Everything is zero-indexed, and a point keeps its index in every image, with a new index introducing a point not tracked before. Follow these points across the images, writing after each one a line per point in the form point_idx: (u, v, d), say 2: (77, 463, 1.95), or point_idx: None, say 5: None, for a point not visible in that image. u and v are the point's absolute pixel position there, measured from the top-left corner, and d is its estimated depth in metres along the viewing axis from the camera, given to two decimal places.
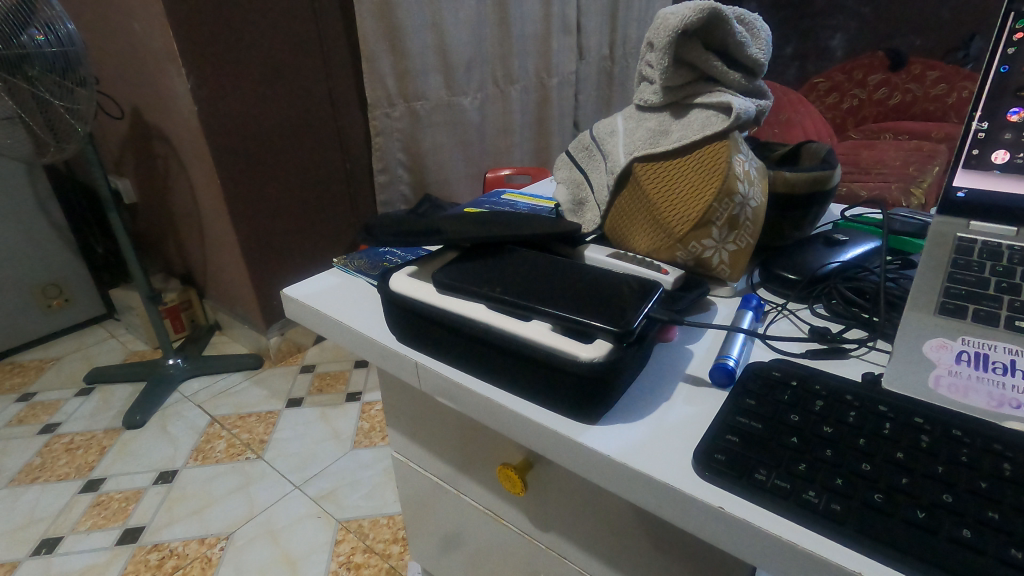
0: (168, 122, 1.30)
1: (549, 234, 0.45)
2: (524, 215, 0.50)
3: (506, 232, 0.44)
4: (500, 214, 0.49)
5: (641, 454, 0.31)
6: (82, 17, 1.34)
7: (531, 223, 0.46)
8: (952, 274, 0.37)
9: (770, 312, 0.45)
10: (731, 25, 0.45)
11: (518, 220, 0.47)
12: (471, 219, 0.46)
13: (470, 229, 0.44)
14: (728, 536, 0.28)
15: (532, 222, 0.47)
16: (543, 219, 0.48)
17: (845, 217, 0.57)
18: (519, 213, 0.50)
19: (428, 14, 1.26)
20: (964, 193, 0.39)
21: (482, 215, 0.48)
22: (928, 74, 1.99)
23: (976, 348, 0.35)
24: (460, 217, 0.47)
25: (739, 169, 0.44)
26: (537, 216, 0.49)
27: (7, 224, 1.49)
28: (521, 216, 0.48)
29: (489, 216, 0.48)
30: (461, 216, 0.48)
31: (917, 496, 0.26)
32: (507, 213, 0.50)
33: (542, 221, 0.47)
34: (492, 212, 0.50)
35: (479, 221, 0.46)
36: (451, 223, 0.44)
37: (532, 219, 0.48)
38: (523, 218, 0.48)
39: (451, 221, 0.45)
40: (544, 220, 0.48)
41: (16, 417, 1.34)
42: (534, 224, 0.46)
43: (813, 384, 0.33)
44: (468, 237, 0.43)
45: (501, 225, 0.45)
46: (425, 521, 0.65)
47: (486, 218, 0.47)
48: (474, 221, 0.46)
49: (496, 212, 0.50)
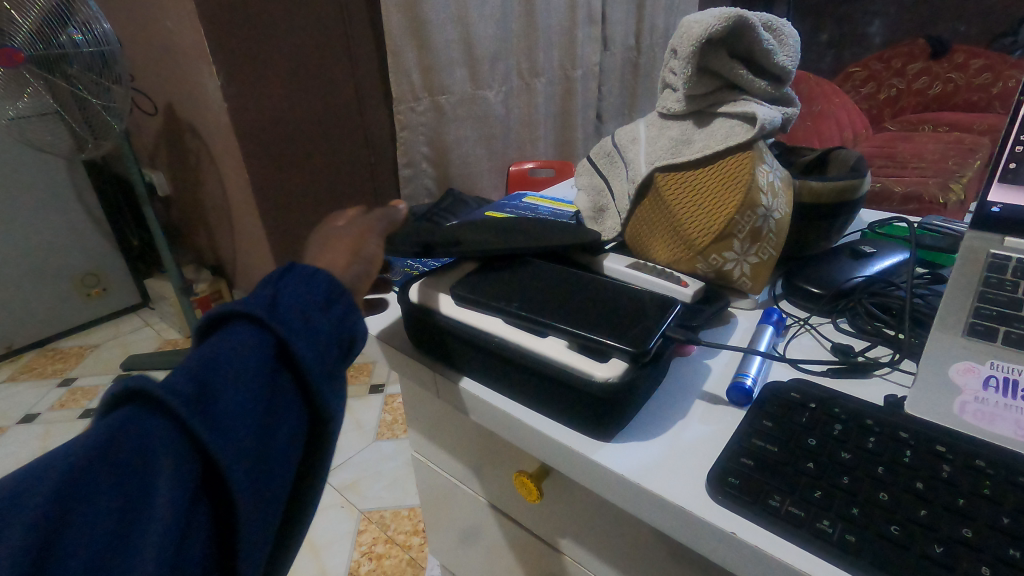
0: (199, 118, 1.33)
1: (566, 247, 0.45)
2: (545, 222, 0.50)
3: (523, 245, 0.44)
4: (519, 222, 0.49)
5: (654, 474, 0.31)
6: (118, 14, 1.37)
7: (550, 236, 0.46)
8: (983, 293, 0.37)
9: (792, 326, 0.45)
10: (758, 33, 0.44)
11: (536, 229, 0.47)
12: (488, 227, 0.47)
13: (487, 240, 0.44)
14: (739, 560, 0.28)
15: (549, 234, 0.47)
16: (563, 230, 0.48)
17: (872, 227, 0.56)
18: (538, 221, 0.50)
19: (453, 8, 1.26)
20: (999, 208, 0.38)
21: (500, 223, 0.48)
22: (971, 63, 1.90)
23: (1006, 373, 0.34)
24: (477, 225, 0.47)
25: (762, 180, 0.43)
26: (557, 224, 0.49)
27: (48, 216, 1.56)
28: (540, 225, 0.48)
29: (508, 223, 0.48)
30: (478, 222, 0.48)
31: (935, 529, 0.26)
32: (526, 220, 0.50)
33: (561, 232, 0.47)
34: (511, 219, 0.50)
35: (496, 230, 0.46)
36: (469, 232, 0.45)
37: (550, 229, 0.48)
38: (543, 227, 0.48)
39: (469, 229, 0.46)
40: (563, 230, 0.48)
41: (58, 401, 1.40)
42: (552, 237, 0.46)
43: (832, 407, 0.33)
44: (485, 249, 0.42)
45: (519, 237, 0.45)
46: (443, 517, 0.66)
47: (503, 227, 0.47)
48: (492, 230, 0.46)
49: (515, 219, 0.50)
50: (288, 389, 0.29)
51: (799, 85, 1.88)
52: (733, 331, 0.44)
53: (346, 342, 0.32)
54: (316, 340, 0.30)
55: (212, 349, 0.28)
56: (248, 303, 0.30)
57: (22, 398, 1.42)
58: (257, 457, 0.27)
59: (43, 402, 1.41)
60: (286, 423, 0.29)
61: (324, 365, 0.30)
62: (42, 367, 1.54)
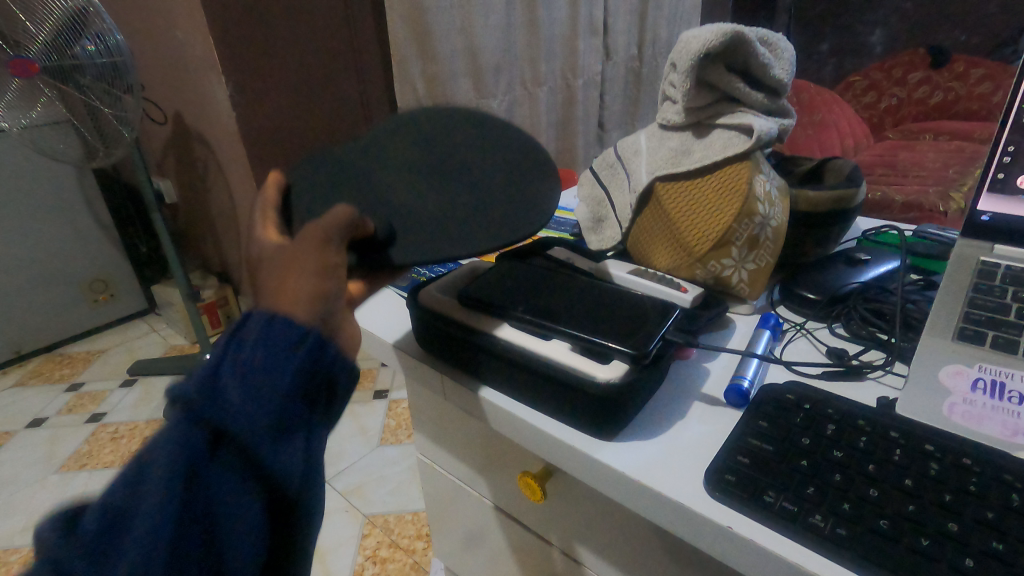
0: (207, 126, 1.35)
1: (531, 196, 0.41)
2: (482, 141, 0.45)
3: (479, 208, 0.40)
4: (454, 154, 0.44)
5: (655, 472, 0.33)
6: (130, 26, 1.40)
7: (501, 183, 0.42)
8: (973, 300, 0.38)
9: (789, 331, 0.46)
10: (754, 48, 0.45)
11: (483, 172, 0.43)
12: (429, 175, 0.42)
13: (438, 210, 0.40)
14: (737, 554, 0.29)
15: (502, 176, 0.43)
16: (515, 160, 0.44)
17: (866, 235, 0.57)
18: (471, 137, 0.45)
19: (458, 19, 1.27)
20: (988, 216, 0.39)
21: (436, 159, 0.43)
22: (971, 72, 1.91)
23: (993, 376, 0.35)
24: (409, 170, 0.43)
25: (759, 189, 0.44)
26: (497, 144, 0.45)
27: (57, 223, 1.58)
28: (480, 159, 0.44)
29: (443, 158, 0.43)
30: (411, 164, 0.43)
31: (923, 524, 0.27)
32: (456, 138, 0.45)
33: (516, 169, 0.43)
34: (441, 142, 0.45)
35: (441, 182, 0.42)
36: (411, 198, 0.41)
37: (496, 166, 0.43)
38: (483, 160, 0.43)
39: (409, 189, 0.41)
40: (517, 164, 0.43)
41: (65, 406, 1.42)
42: (509, 182, 0.42)
43: (826, 408, 0.34)
44: (443, 229, 0.38)
45: (472, 191, 0.41)
46: (449, 520, 0.67)
47: (445, 173, 0.43)
48: (436, 182, 0.42)
49: (442, 142, 0.45)
50: (230, 474, 0.26)
51: (800, 94, 1.89)
52: (731, 336, 0.45)
53: (316, 388, 0.29)
54: (258, 409, 0.27)
55: (147, 452, 0.26)
56: (186, 384, 0.27)
57: (30, 403, 1.44)
58: (177, 569, 0.25)
59: (51, 406, 1.42)
60: (233, 515, 0.26)
61: (277, 432, 0.27)
62: (50, 372, 1.56)
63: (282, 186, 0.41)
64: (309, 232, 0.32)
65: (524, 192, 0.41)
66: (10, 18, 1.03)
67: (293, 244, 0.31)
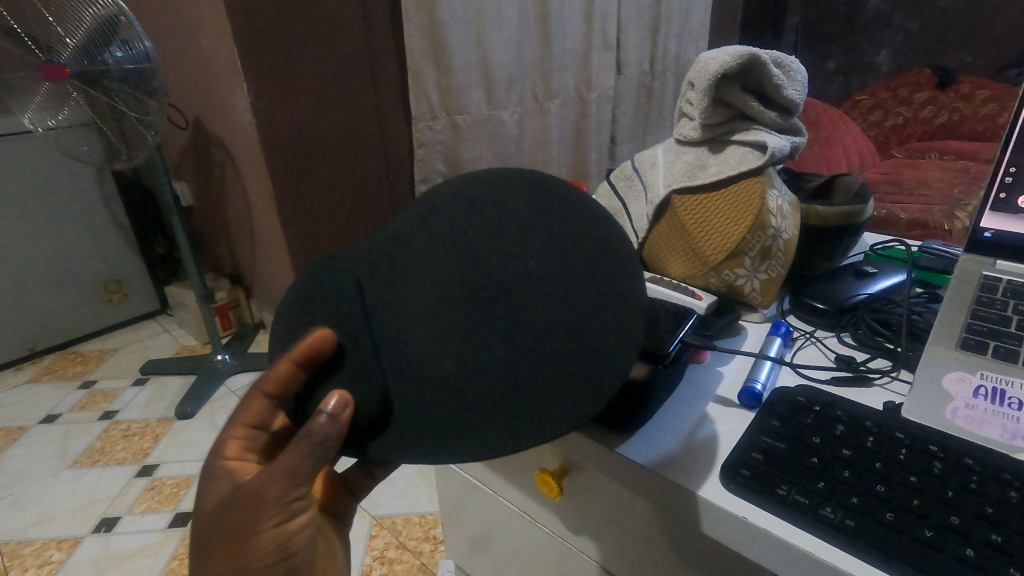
0: (227, 131, 1.39)
1: (576, 335, 0.30)
2: (551, 225, 0.33)
3: (507, 354, 0.30)
4: (508, 248, 0.32)
5: (673, 465, 0.35)
6: (155, 33, 1.45)
7: (548, 309, 0.31)
8: (975, 311, 0.40)
9: (798, 339, 0.48)
10: (769, 70, 0.48)
11: (534, 286, 0.31)
12: (461, 288, 0.31)
13: (459, 355, 0.30)
14: (752, 543, 0.31)
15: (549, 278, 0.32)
16: (578, 270, 0.32)
17: (874, 249, 0.59)
18: (542, 221, 0.33)
19: (472, 31, 1.22)
20: (991, 233, 0.43)
21: (480, 261, 0.31)
22: (977, 93, 1.94)
23: (994, 383, 0.37)
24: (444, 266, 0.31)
25: (772, 204, 0.46)
26: (569, 237, 0.33)
27: (76, 223, 1.62)
28: (542, 262, 0.31)
29: (491, 256, 0.31)
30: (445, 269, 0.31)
31: (927, 516, 0.29)
32: (518, 221, 0.32)
33: (577, 285, 0.31)
34: (499, 227, 0.32)
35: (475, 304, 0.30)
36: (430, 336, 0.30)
37: (551, 278, 0.31)
38: (543, 262, 0.32)
39: (430, 316, 0.31)
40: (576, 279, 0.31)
41: (78, 403, 1.44)
42: (557, 308, 0.31)
43: (835, 410, 0.36)
44: (451, 398, 0.29)
45: (507, 322, 0.30)
46: (462, 520, 0.69)
47: (484, 283, 0.31)
48: (466, 301, 0.31)
49: (501, 229, 0.32)
50: None
51: (807, 111, 1.91)
52: (743, 342, 0.47)
53: None
54: None
55: None
56: None
57: (44, 399, 1.46)
58: None
59: (64, 403, 1.44)
60: None
61: None
62: (63, 370, 1.58)
63: (294, 355, 0.31)
64: (252, 502, 0.31)
65: (567, 336, 0.30)
66: (44, 24, 1.07)
67: (237, 510, 0.31)
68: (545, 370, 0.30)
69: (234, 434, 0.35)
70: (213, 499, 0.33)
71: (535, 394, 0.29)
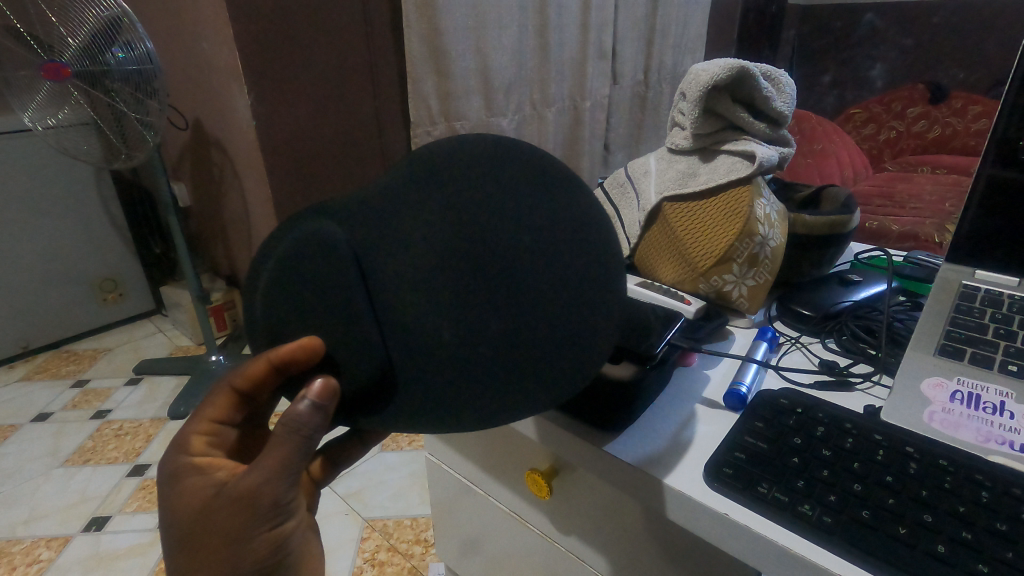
0: (224, 133, 1.39)
1: (591, 221, 0.31)
2: (486, 146, 0.31)
3: (558, 297, 0.30)
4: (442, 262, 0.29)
5: (655, 463, 0.36)
6: (159, 34, 1.46)
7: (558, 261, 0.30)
8: (954, 318, 0.43)
9: (784, 344, 0.49)
10: (759, 82, 0.49)
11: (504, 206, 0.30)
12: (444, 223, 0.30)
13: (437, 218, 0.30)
14: (733, 540, 0.32)
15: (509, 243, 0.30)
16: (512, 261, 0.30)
17: (860, 259, 0.61)
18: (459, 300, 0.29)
19: (472, 38, 1.23)
20: (968, 244, 0.46)
21: (422, 190, 0.30)
22: (969, 109, 1.96)
23: (970, 389, 0.38)
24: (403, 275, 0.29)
25: (759, 212, 0.48)
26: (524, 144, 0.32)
27: (72, 221, 1.62)
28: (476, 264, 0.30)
29: (420, 177, 0.30)
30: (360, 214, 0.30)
31: (900, 514, 0.30)
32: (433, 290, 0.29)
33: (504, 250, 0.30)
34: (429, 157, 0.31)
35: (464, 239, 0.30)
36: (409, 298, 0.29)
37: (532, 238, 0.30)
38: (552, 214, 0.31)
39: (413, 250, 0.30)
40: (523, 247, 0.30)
41: (71, 401, 1.44)
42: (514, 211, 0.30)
43: (816, 412, 0.37)
44: (525, 341, 0.29)
45: (515, 258, 0.30)
46: (452, 523, 0.70)
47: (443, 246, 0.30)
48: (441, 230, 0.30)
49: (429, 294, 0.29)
50: None
51: (802, 124, 1.93)
52: (729, 346, 0.49)
53: None
54: None
55: None
56: None
57: (36, 397, 1.46)
58: None
59: (57, 402, 1.44)
60: None
61: None
62: (56, 368, 1.58)
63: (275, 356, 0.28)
64: (245, 495, 0.30)
65: (593, 236, 0.31)
66: (47, 24, 1.08)
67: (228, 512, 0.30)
68: (595, 292, 0.31)
69: (199, 429, 0.34)
70: (181, 503, 0.31)
71: (591, 360, 0.30)
